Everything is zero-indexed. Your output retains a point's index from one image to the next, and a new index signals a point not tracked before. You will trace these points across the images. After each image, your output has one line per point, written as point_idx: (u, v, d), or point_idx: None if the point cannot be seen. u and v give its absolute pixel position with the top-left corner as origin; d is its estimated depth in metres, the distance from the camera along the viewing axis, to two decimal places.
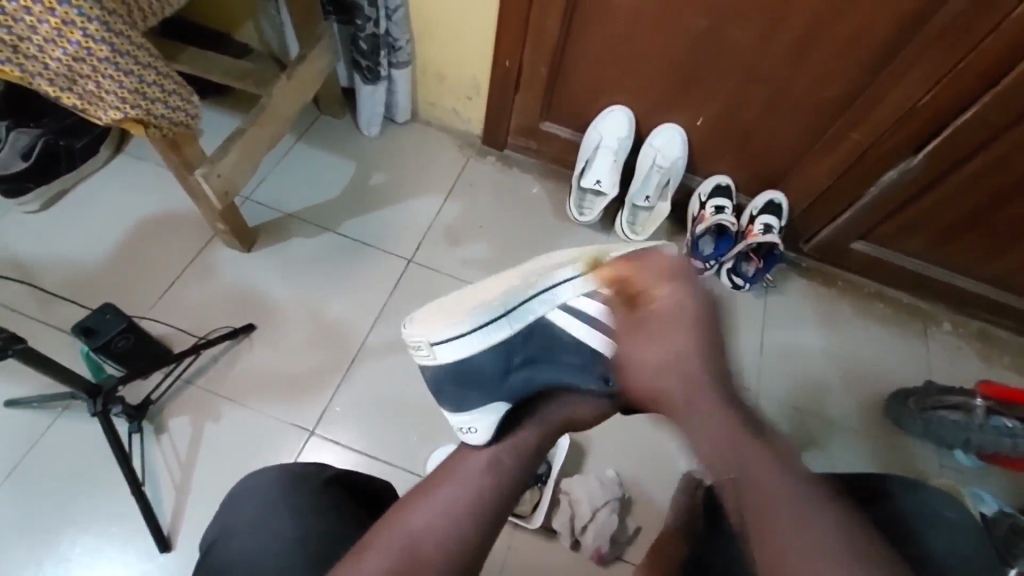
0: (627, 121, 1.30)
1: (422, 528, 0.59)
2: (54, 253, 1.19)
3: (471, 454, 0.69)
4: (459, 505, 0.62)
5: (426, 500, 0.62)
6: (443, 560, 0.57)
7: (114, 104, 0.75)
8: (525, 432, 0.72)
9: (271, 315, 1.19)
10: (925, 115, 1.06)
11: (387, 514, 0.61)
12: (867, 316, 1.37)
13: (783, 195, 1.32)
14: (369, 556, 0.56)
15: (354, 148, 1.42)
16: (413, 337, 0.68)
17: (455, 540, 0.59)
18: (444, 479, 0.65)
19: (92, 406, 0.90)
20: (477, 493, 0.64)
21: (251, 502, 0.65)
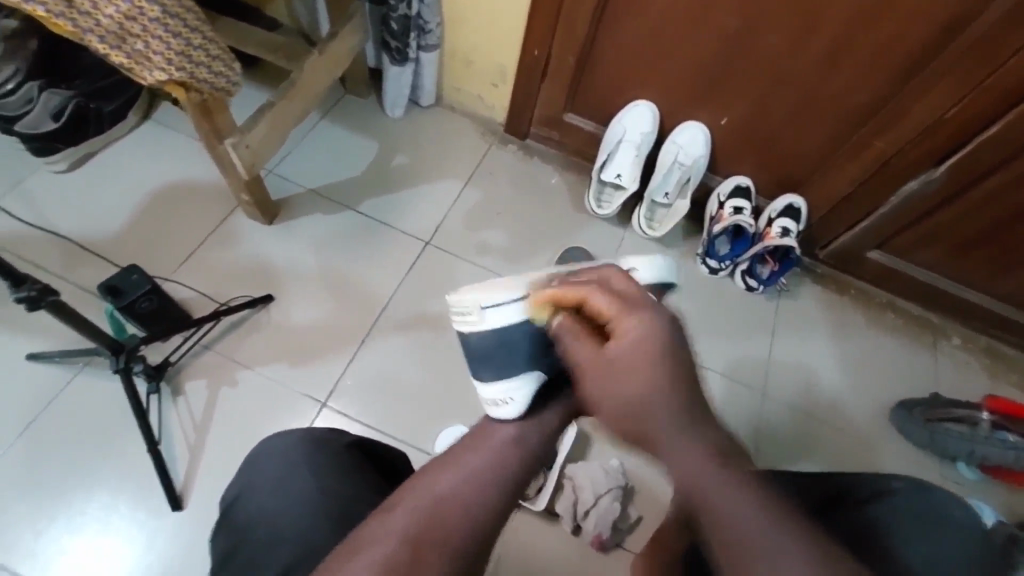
0: (651, 116, 1.30)
1: (449, 492, 0.59)
2: (80, 213, 1.21)
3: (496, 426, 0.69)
4: (485, 472, 0.62)
5: (453, 465, 0.63)
6: (469, 523, 0.58)
7: (160, 65, 0.77)
8: (547, 413, 0.71)
9: (290, 287, 1.20)
10: (952, 127, 1.06)
11: (414, 477, 0.62)
12: (877, 325, 1.37)
13: (803, 199, 1.32)
14: (397, 516, 0.57)
15: (377, 128, 1.44)
16: (462, 301, 0.65)
17: (481, 505, 0.59)
18: (471, 447, 0.65)
19: (115, 362, 0.92)
20: (503, 462, 0.64)
21: (274, 460, 0.67)
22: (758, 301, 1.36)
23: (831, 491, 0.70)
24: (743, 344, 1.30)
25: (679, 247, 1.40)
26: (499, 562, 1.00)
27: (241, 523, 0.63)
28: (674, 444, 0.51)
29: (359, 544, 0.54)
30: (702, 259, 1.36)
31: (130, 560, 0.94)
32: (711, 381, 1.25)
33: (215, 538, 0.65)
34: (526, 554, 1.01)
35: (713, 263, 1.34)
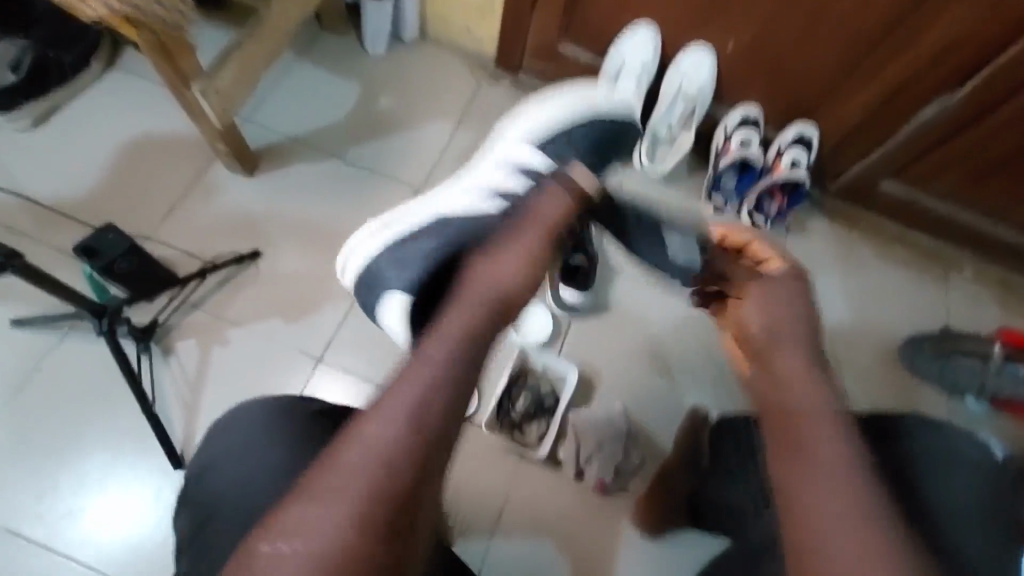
0: (653, 41, 1.20)
1: (385, 443, 0.45)
2: (51, 172, 1.15)
3: (437, 328, 0.53)
4: (428, 407, 0.47)
5: (386, 403, 0.47)
6: (417, 477, 0.45)
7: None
8: (481, 289, 0.57)
9: (277, 241, 1.16)
10: (972, 45, 0.99)
11: (343, 429, 0.47)
12: (888, 260, 1.32)
13: (815, 127, 1.24)
14: (322, 492, 0.44)
15: (358, 67, 1.34)
16: (341, 262, 0.82)
17: (428, 447, 0.46)
18: (409, 370, 0.49)
19: (99, 325, 0.88)
20: (449, 381, 0.48)
21: (234, 434, 0.64)
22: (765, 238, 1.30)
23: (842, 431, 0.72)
24: None
25: (683, 184, 1.33)
26: (504, 506, 1.01)
27: (209, 497, 0.62)
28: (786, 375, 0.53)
29: (283, 533, 0.43)
30: (707, 196, 1.29)
31: (139, 517, 0.95)
32: None
33: (183, 510, 0.63)
34: (530, 500, 1.02)
35: (718, 200, 1.27)
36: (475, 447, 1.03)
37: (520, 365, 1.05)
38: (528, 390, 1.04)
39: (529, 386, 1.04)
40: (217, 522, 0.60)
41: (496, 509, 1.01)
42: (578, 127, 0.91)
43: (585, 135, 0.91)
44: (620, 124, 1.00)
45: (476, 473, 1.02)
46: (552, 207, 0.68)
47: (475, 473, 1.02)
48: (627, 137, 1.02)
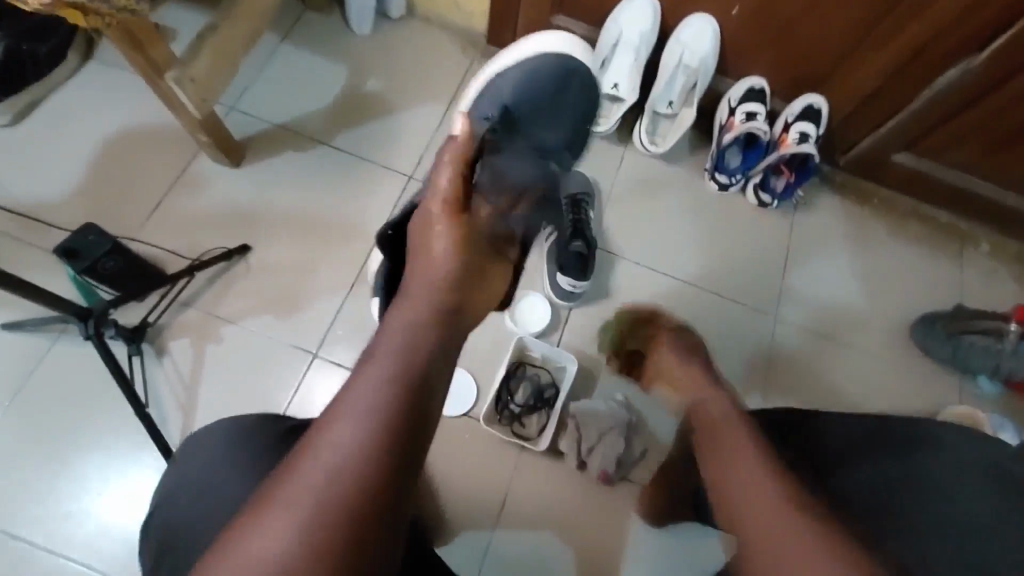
0: (652, 11, 1.13)
1: (345, 449, 0.47)
2: (33, 170, 1.12)
3: (385, 333, 0.55)
4: (384, 409, 0.49)
5: (343, 412, 0.49)
6: (381, 481, 0.47)
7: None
8: (421, 288, 0.60)
9: (268, 234, 1.13)
10: (997, 3, 0.92)
11: (301, 441, 0.49)
12: (900, 235, 1.27)
13: (823, 98, 1.18)
14: (282, 502, 0.45)
15: (344, 49, 1.28)
16: None
17: (388, 449, 0.48)
18: (362, 377, 0.51)
19: (85, 329, 0.86)
20: (403, 384, 0.51)
21: (201, 456, 0.63)
22: (772, 217, 1.25)
23: (857, 441, 0.63)
24: (755, 266, 1.21)
25: (685, 162, 1.27)
26: (505, 501, 1.00)
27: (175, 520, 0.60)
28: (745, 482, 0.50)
29: (246, 550, 0.44)
30: (711, 174, 1.24)
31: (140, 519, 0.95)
32: (720, 306, 1.18)
33: (146, 542, 0.62)
34: (532, 493, 1.00)
35: (722, 178, 1.22)
36: (475, 440, 1.02)
37: (517, 356, 1.04)
38: (527, 380, 1.03)
39: (528, 377, 1.03)
40: (181, 547, 0.58)
41: (497, 504, 0.99)
42: (510, 86, 0.96)
43: (517, 94, 0.95)
44: (560, 71, 1.01)
45: (476, 468, 1.01)
46: (450, 184, 0.67)
47: (475, 468, 1.01)
48: (573, 82, 1.02)
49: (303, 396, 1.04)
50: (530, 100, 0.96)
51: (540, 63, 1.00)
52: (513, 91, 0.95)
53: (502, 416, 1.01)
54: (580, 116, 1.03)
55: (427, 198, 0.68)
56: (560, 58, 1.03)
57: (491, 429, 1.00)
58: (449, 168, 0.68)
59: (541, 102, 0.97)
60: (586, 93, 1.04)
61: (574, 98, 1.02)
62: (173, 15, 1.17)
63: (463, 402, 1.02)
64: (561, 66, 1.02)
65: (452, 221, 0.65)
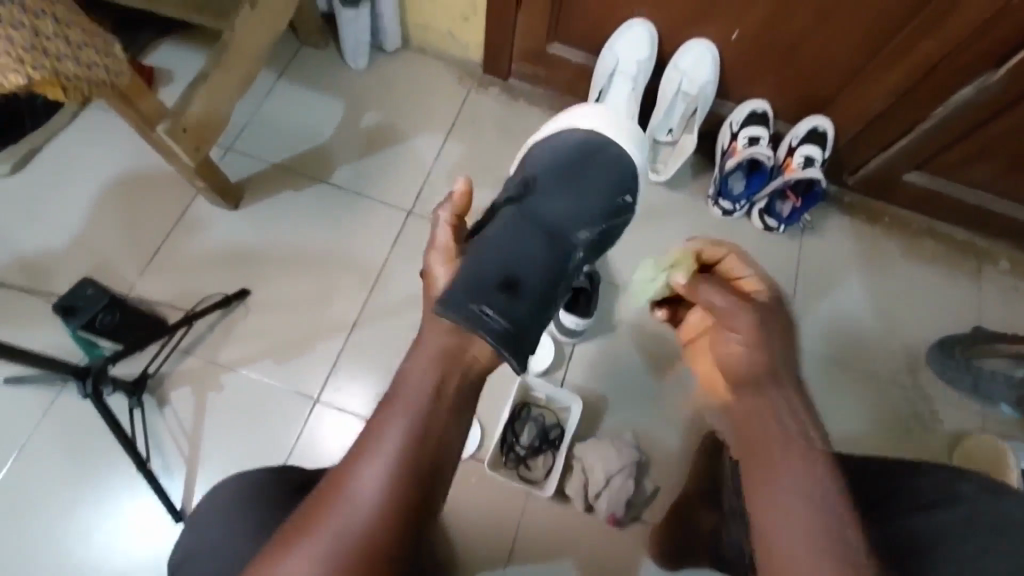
0: (649, 38, 1.11)
1: (372, 488, 0.48)
2: (33, 219, 1.13)
3: (410, 366, 0.54)
4: (406, 454, 0.49)
5: (369, 450, 0.50)
6: (406, 517, 0.48)
7: (11, 66, 0.63)
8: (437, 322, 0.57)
9: (267, 276, 1.12)
10: (1014, 20, 0.87)
11: (331, 475, 0.50)
12: (914, 255, 1.24)
13: (828, 120, 1.15)
14: (315, 539, 0.47)
15: (340, 84, 1.28)
16: None
17: (412, 486, 0.49)
18: (387, 416, 0.51)
19: (83, 387, 0.87)
20: (426, 423, 0.51)
21: (211, 518, 0.63)
22: (779, 241, 1.22)
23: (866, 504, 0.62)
24: None
25: (689, 187, 1.25)
26: (513, 547, 0.97)
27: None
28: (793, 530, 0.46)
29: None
30: (715, 200, 1.21)
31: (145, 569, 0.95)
32: None
33: None
34: (542, 537, 0.98)
35: (726, 204, 1.20)
36: (480, 485, 1.00)
37: (521, 397, 1.02)
38: (532, 422, 1.01)
39: (533, 419, 1.02)
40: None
41: (505, 551, 0.97)
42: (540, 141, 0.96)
43: (549, 168, 0.88)
44: (588, 147, 0.93)
45: (482, 514, 0.98)
46: (447, 237, 0.68)
47: (482, 513, 0.98)
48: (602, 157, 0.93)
49: (306, 443, 1.03)
50: (559, 172, 0.88)
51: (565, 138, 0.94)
52: (546, 163, 0.89)
53: (507, 459, 1.00)
54: (615, 191, 0.90)
55: (425, 259, 0.68)
56: (590, 134, 0.95)
57: (496, 475, 0.98)
58: (442, 224, 0.68)
59: (568, 176, 0.88)
60: (620, 167, 0.92)
61: (606, 172, 0.90)
62: (170, 59, 1.17)
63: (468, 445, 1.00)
64: (588, 140, 0.94)
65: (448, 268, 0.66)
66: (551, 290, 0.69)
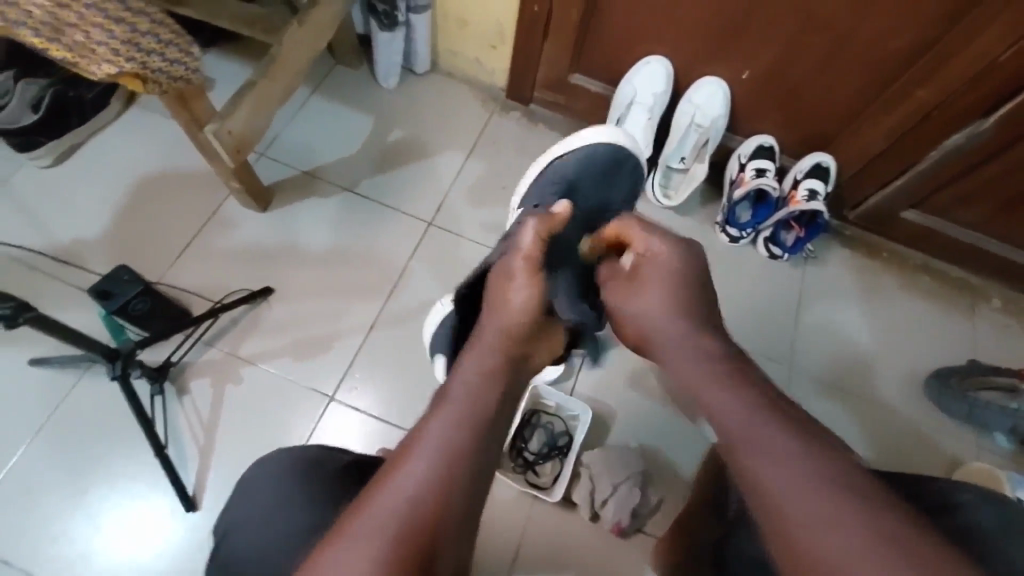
0: (665, 73, 1.19)
1: (415, 485, 0.47)
2: (69, 209, 1.17)
3: (462, 370, 0.57)
4: (455, 447, 0.50)
5: (418, 447, 0.50)
6: (445, 525, 0.46)
7: (107, 57, 0.68)
8: (491, 335, 0.62)
9: (291, 276, 1.16)
10: (1007, 71, 0.94)
11: (372, 480, 0.49)
12: (911, 290, 1.29)
13: (831, 157, 1.22)
14: (354, 536, 0.44)
15: (370, 101, 1.35)
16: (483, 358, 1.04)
17: (459, 480, 0.48)
18: (430, 418, 0.52)
19: (112, 369, 0.90)
20: (468, 427, 0.51)
21: (256, 491, 0.64)
22: (782, 269, 1.28)
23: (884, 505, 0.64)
24: (766, 318, 1.23)
25: (697, 214, 1.31)
26: (518, 551, 0.98)
27: (235, 555, 0.61)
28: (773, 466, 0.49)
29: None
30: (722, 228, 1.27)
31: (156, 547, 0.96)
32: None
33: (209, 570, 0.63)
34: (546, 544, 0.99)
35: (733, 231, 1.25)
36: (488, 490, 1.01)
37: (532, 403, 1.05)
38: (541, 429, 1.04)
39: (542, 426, 1.04)
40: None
41: (509, 555, 0.98)
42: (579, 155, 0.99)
43: (582, 174, 0.96)
44: (614, 158, 1.00)
45: (488, 517, 0.99)
46: (533, 245, 0.68)
47: (490, 515, 0.99)
48: (624, 166, 1.01)
49: (318, 439, 1.05)
50: (593, 178, 0.96)
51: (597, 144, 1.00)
52: (577, 170, 0.97)
53: (515, 464, 1.02)
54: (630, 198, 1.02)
55: (507, 260, 0.68)
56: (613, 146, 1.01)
57: (505, 478, 1.00)
58: (531, 232, 0.69)
59: (599, 183, 0.97)
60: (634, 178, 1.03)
61: (624, 184, 1.00)
62: (213, 68, 1.24)
63: None
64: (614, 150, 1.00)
65: (529, 280, 0.66)
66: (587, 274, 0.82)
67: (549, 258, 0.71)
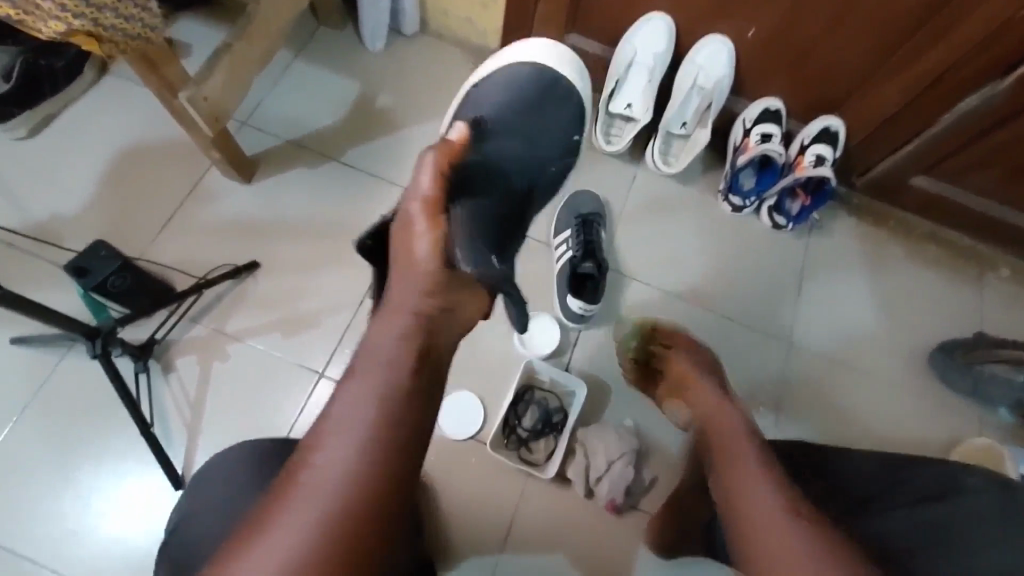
0: (666, 31, 1.12)
1: (338, 464, 0.50)
2: (46, 182, 1.13)
3: (376, 340, 0.56)
4: (374, 423, 0.51)
5: (338, 426, 0.51)
6: (377, 493, 0.50)
7: (55, 13, 0.64)
8: (402, 295, 0.58)
9: (276, 249, 1.12)
10: None
11: (297, 460, 0.52)
12: (919, 260, 1.25)
13: (841, 121, 1.15)
14: (289, 510, 0.48)
15: (356, 66, 1.28)
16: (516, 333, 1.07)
17: (383, 453, 0.51)
18: (347, 396, 0.53)
19: (92, 347, 0.87)
20: (384, 401, 0.52)
21: (228, 477, 0.63)
22: (786, 240, 1.23)
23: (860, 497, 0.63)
24: (767, 291, 1.19)
25: (698, 183, 1.25)
26: (511, 527, 0.97)
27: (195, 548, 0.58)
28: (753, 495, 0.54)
29: (255, 558, 0.46)
30: (725, 196, 1.22)
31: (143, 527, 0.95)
32: (727, 329, 1.15)
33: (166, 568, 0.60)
34: (539, 522, 0.98)
35: (736, 200, 1.20)
36: (480, 467, 0.99)
37: (525, 378, 1.02)
38: (535, 405, 1.01)
39: (536, 402, 1.02)
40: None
41: (503, 532, 0.97)
42: (498, 94, 0.88)
43: (502, 114, 0.86)
44: (545, 87, 0.92)
45: (478, 494, 0.98)
46: (431, 185, 0.62)
47: (481, 492, 0.98)
48: (554, 95, 0.92)
49: (309, 416, 1.03)
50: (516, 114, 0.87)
51: (516, 72, 0.91)
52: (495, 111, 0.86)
53: (509, 441, 1.00)
54: (567, 131, 0.92)
55: (404, 206, 0.62)
56: (539, 70, 0.92)
57: (497, 454, 0.98)
58: (429, 170, 0.62)
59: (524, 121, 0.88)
60: (573, 108, 0.93)
61: (552, 121, 0.91)
62: (189, 32, 1.18)
63: (469, 426, 1.00)
64: (539, 78, 0.92)
65: (431, 224, 0.60)
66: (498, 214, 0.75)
67: (453, 199, 0.65)
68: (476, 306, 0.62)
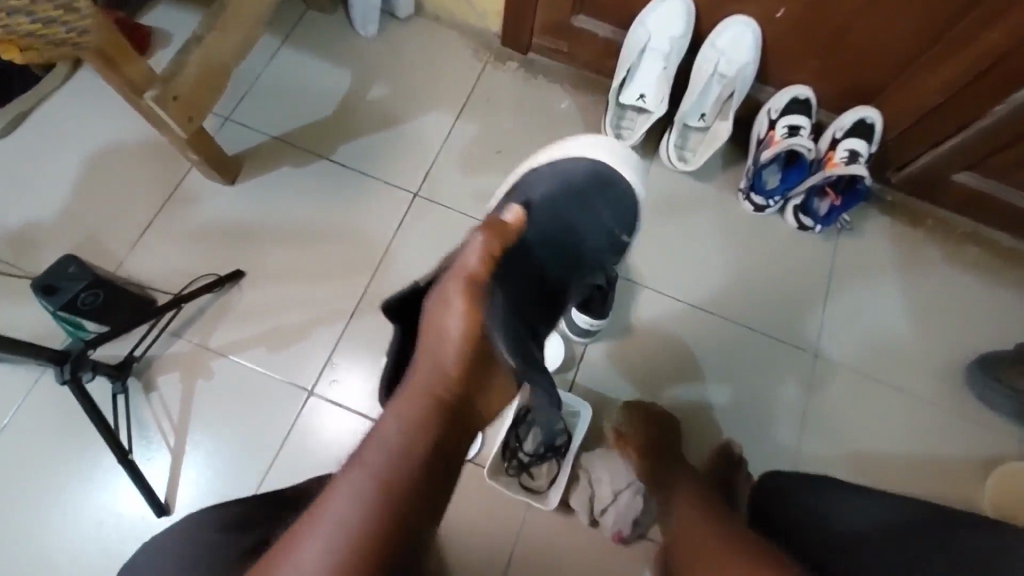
0: (684, 13, 1.01)
1: (333, 538, 0.47)
2: (20, 186, 1.07)
3: (391, 413, 0.54)
4: (373, 498, 0.48)
5: (340, 497, 0.49)
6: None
7: None
8: (425, 371, 0.56)
9: (263, 257, 1.05)
10: None
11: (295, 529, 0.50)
12: (959, 263, 1.14)
13: (878, 112, 1.04)
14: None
15: (347, 53, 1.19)
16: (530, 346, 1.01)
17: (378, 531, 0.47)
18: (354, 466, 0.51)
19: (60, 372, 0.82)
20: (388, 477, 0.50)
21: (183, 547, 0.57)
22: (813, 242, 1.13)
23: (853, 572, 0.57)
24: (791, 299, 1.10)
25: (718, 180, 1.15)
26: (510, 559, 0.92)
27: None
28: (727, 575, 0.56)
29: None
30: (745, 196, 1.12)
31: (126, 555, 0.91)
32: (746, 341, 1.07)
33: None
34: (539, 552, 0.92)
35: (759, 200, 1.11)
36: (479, 492, 0.94)
37: None
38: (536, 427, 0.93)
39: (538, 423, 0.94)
40: None
41: (502, 563, 0.91)
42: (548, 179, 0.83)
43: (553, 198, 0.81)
44: (595, 180, 0.84)
45: (476, 522, 0.93)
46: (478, 266, 0.61)
47: (478, 521, 0.93)
48: (611, 192, 0.83)
49: (299, 436, 0.97)
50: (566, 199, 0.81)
51: (569, 163, 0.84)
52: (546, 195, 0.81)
53: (509, 466, 0.93)
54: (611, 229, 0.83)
55: (445, 281, 0.61)
56: (598, 165, 0.85)
57: (495, 481, 0.91)
58: (476, 252, 0.62)
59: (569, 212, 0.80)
60: (622, 212, 0.84)
61: (599, 216, 0.83)
62: (165, 19, 1.09)
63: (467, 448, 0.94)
64: (592, 170, 0.84)
65: (467, 305, 0.58)
66: (531, 311, 0.69)
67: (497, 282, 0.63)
68: (495, 396, 0.58)
